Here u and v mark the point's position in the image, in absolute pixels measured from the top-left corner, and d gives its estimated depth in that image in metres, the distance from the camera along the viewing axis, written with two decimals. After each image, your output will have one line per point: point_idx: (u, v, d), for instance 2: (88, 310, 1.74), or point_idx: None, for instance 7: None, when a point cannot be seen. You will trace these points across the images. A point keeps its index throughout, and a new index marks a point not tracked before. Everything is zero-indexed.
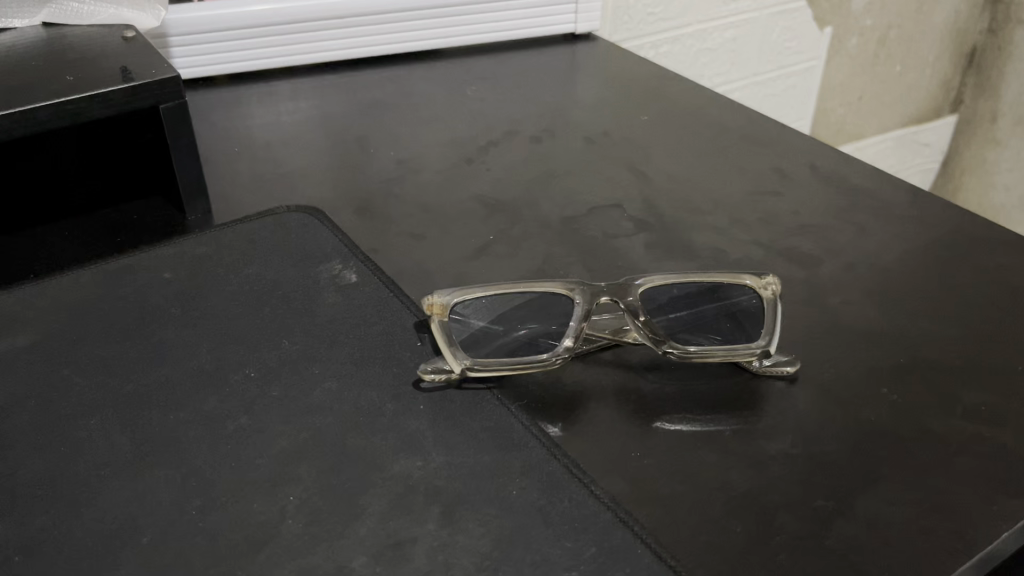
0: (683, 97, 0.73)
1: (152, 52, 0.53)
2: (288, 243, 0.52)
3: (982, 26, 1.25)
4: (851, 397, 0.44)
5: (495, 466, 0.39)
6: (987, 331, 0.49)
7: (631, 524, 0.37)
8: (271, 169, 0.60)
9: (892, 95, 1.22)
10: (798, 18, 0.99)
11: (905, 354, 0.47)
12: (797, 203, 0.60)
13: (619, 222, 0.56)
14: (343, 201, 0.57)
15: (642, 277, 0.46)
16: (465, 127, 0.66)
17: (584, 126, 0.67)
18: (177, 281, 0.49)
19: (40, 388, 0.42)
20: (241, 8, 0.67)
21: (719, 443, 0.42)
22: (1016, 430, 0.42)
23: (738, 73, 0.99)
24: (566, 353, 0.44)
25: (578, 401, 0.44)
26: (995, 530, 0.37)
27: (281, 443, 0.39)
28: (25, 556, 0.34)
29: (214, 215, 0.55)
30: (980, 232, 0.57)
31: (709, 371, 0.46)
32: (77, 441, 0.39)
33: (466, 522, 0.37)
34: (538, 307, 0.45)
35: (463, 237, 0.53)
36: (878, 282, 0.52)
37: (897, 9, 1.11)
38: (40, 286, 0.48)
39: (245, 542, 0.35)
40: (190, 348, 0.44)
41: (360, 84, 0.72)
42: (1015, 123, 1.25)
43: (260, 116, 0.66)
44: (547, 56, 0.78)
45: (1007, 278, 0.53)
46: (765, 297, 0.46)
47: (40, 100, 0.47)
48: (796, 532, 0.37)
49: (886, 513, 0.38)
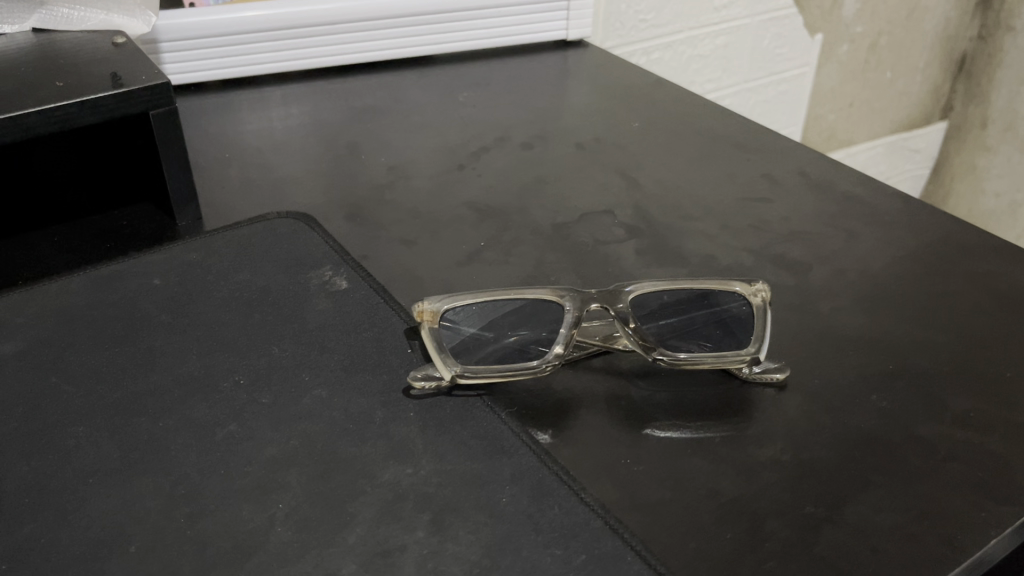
0: (674, 103, 0.73)
1: (143, 57, 0.53)
2: (279, 249, 0.52)
3: (973, 33, 1.26)
4: (841, 404, 0.44)
5: (485, 472, 0.40)
6: (975, 338, 0.49)
7: (621, 531, 0.37)
8: (261, 175, 0.60)
9: (883, 101, 1.23)
10: (789, 25, 0.99)
11: (894, 361, 0.47)
12: (787, 210, 0.60)
13: (610, 228, 0.56)
14: (334, 207, 0.57)
15: (632, 285, 0.47)
16: (457, 133, 0.66)
17: (575, 132, 0.67)
18: (167, 288, 0.49)
19: (28, 395, 0.42)
20: (233, 14, 0.67)
21: (709, 450, 0.42)
22: (1005, 437, 0.43)
23: (729, 79, 0.99)
24: (556, 359, 0.43)
25: (568, 408, 0.44)
26: (984, 536, 0.38)
27: (270, 451, 0.39)
28: (12, 564, 0.34)
29: (204, 221, 0.55)
30: (969, 239, 0.57)
31: (699, 378, 0.46)
32: (65, 449, 0.39)
33: (455, 530, 0.37)
34: (528, 314, 0.45)
35: (454, 243, 0.54)
36: (868, 289, 0.53)
37: (888, 16, 1.12)
38: (29, 292, 0.48)
39: (233, 550, 0.35)
40: (179, 355, 0.44)
41: (352, 90, 0.72)
42: (1004, 129, 1.26)
43: (251, 122, 0.66)
44: (539, 62, 0.79)
45: (995, 284, 0.53)
46: (755, 303, 0.47)
47: (30, 106, 0.46)
48: (786, 538, 0.37)
49: (875, 519, 0.38)
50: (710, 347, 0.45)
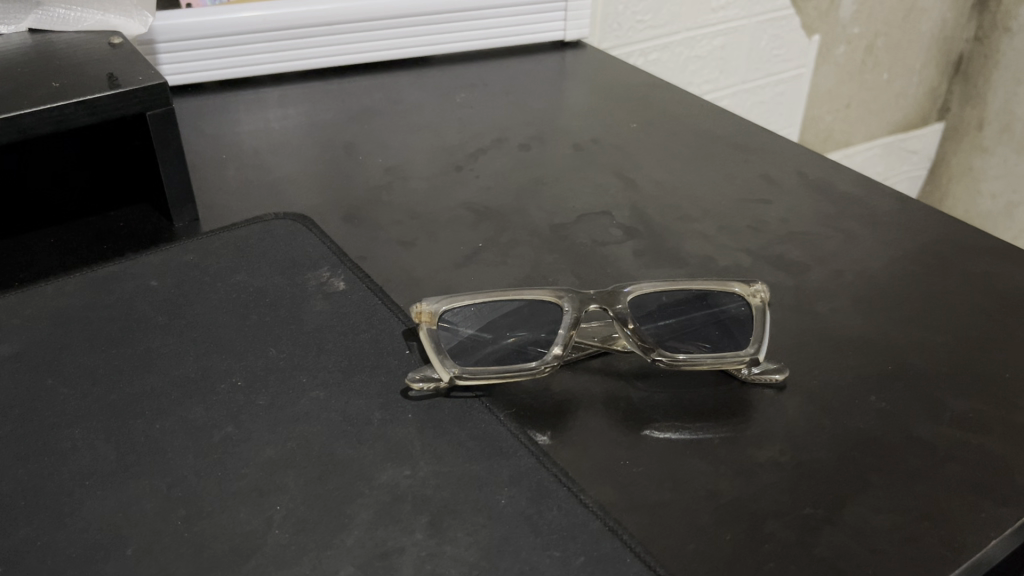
0: (671, 104, 0.73)
1: (139, 58, 0.52)
2: (277, 250, 0.52)
3: (969, 34, 1.26)
4: (840, 405, 0.44)
5: (484, 475, 0.39)
6: (974, 338, 0.49)
7: (620, 532, 0.37)
8: (259, 176, 0.59)
9: (880, 103, 1.23)
10: (786, 26, 0.99)
11: (893, 361, 0.47)
12: (785, 211, 0.60)
13: (608, 229, 0.56)
14: (332, 208, 0.56)
15: (631, 286, 0.47)
16: (454, 134, 0.66)
17: (573, 133, 0.67)
18: (164, 289, 0.48)
19: (24, 397, 0.41)
20: (230, 15, 0.66)
21: (708, 452, 0.42)
22: (1004, 438, 0.43)
23: (726, 80, 0.99)
24: (555, 360, 0.43)
25: (567, 409, 0.44)
26: (983, 537, 0.37)
27: (268, 453, 0.39)
28: (7, 568, 0.34)
29: (201, 223, 0.54)
30: (967, 239, 0.57)
31: (698, 379, 0.46)
32: (61, 451, 0.39)
33: (454, 532, 0.37)
34: (527, 314, 0.45)
35: (451, 244, 0.53)
36: (867, 289, 0.53)
37: (884, 17, 1.12)
38: (25, 294, 0.47)
39: (230, 553, 0.35)
40: (175, 357, 0.44)
41: (349, 91, 0.71)
42: (1001, 131, 1.26)
43: (247, 123, 0.66)
44: (537, 63, 0.78)
45: (993, 285, 0.53)
46: (754, 304, 0.46)
47: (26, 107, 0.46)
48: (785, 540, 0.37)
49: (874, 520, 0.38)
50: (710, 347, 0.45)
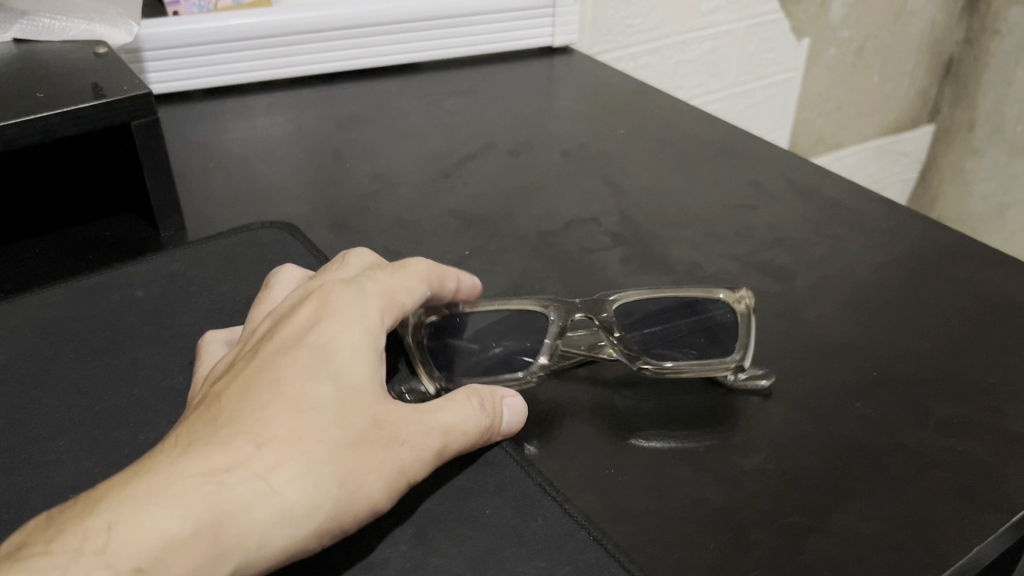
0: (660, 109, 0.73)
1: (124, 68, 0.52)
2: (263, 260, 0.52)
3: (959, 36, 1.26)
4: (826, 412, 0.44)
5: (468, 487, 0.39)
6: (958, 344, 0.49)
7: (604, 542, 0.37)
8: (246, 184, 0.59)
9: (871, 105, 1.23)
10: (775, 30, 0.99)
11: (879, 368, 0.47)
12: (772, 217, 0.60)
13: (596, 236, 0.56)
14: (319, 216, 0.56)
15: (618, 293, 0.47)
16: (443, 141, 0.66)
17: (562, 139, 0.67)
18: (150, 299, 0.48)
19: (9, 409, 0.41)
20: (219, 23, 0.66)
21: (694, 460, 0.42)
22: (989, 444, 0.43)
23: (717, 84, 0.99)
24: (542, 371, 0.43)
25: (553, 419, 0.44)
26: (967, 543, 0.37)
27: None
28: None
29: (188, 232, 0.54)
30: (953, 244, 0.57)
31: (685, 388, 0.46)
32: (46, 463, 0.39)
33: (439, 543, 0.37)
34: (503, 325, 0.45)
35: (439, 253, 0.53)
36: (853, 296, 0.53)
37: (874, 20, 1.12)
38: (11, 305, 0.47)
39: None
40: (161, 367, 0.44)
41: (336, 99, 0.72)
42: (991, 132, 1.25)
43: (235, 130, 0.66)
44: (525, 69, 0.79)
45: (979, 291, 0.53)
46: (740, 311, 0.46)
47: (9, 118, 0.46)
48: (770, 548, 0.37)
49: (859, 527, 0.38)
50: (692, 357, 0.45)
